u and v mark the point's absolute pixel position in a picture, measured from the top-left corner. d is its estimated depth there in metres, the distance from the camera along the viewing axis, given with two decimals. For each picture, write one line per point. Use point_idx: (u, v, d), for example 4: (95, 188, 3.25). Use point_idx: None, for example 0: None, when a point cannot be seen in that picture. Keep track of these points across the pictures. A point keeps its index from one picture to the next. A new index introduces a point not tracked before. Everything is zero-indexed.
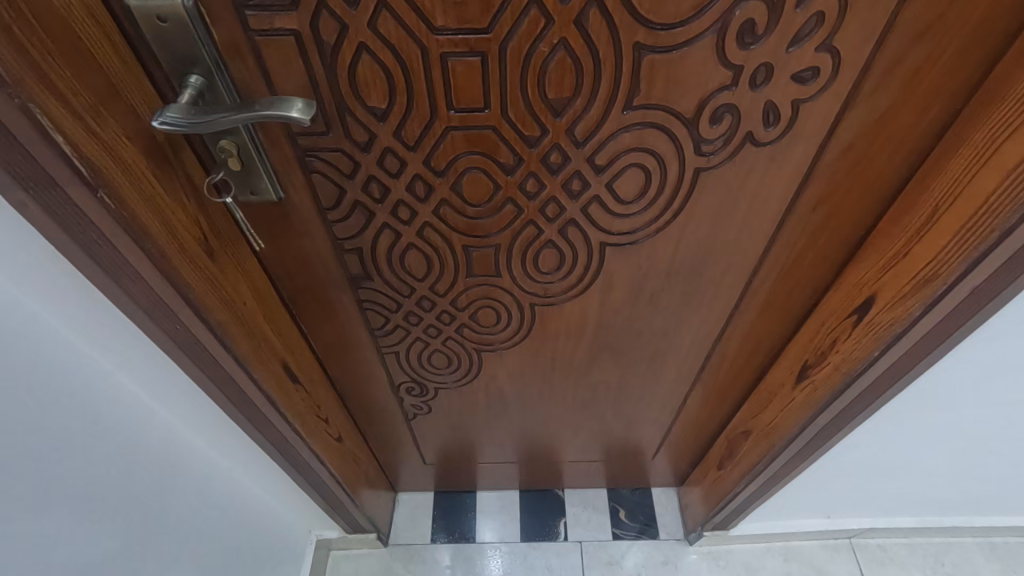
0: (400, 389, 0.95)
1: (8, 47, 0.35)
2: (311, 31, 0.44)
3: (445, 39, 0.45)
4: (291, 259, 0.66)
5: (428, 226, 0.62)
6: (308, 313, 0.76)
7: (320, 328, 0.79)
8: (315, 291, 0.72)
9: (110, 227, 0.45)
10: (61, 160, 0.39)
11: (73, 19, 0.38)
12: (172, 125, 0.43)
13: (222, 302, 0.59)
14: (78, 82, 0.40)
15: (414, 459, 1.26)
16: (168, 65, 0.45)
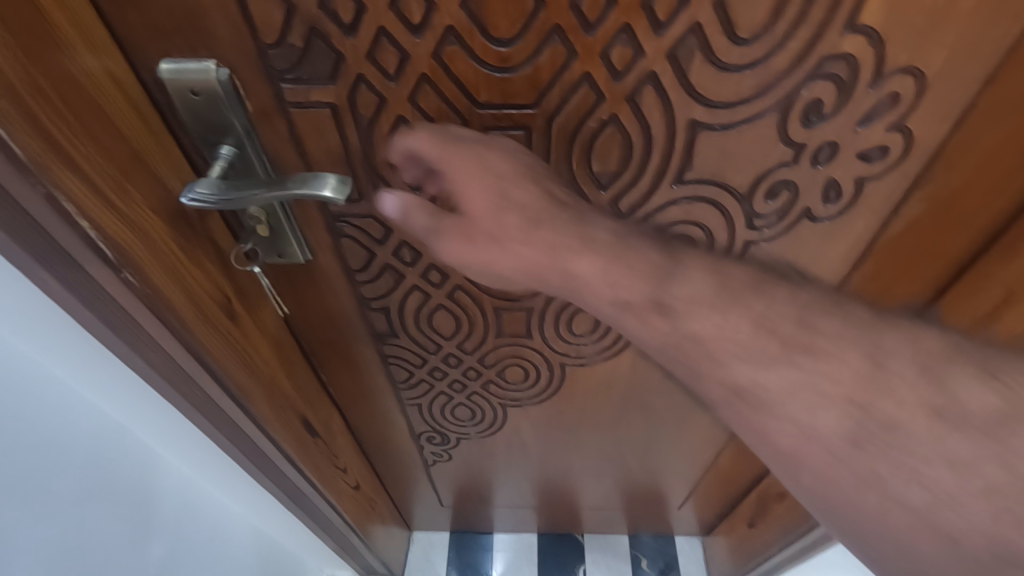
0: (420, 437, 0.92)
1: (32, 134, 0.33)
2: (347, 103, 0.42)
3: (488, 113, 0.42)
4: (316, 319, 0.63)
5: (459, 288, 0.60)
6: (331, 369, 0.73)
7: (343, 382, 0.76)
8: (339, 348, 0.69)
9: (132, 303, 0.43)
10: (84, 244, 0.38)
11: (100, 93, 0.36)
12: (205, 201, 0.41)
13: (244, 366, 0.57)
14: (104, 160, 0.38)
15: (430, 500, 1.23)
16: (199, 136, 0.42)
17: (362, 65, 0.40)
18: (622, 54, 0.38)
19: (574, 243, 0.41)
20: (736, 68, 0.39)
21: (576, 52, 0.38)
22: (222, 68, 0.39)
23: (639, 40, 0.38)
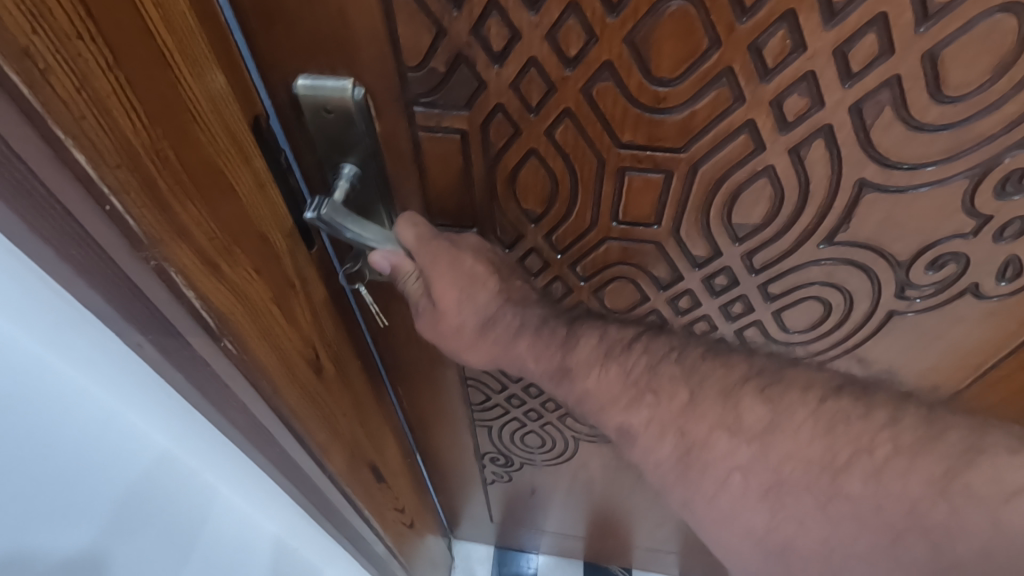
0: (483, 457, 0.90)
1: (149, 204, 0.31)
2: (479, 132, 0.39)
3: (628, 153, 0.39)
4: (403, 338, 0.62)
5: None
6: (409, 387, 0.72)
7: (416, 400, 0.75)
8: (421, 368, 0.67)
9: (225, 365, 0.42)
10: (188, 313, 0.37)
11: (214, 149, 0.33)
12: (332, 226, 0.39)
13: (321, 421, 0.55)
14: (214, 223, 0.35)
15: (480, 516, 1.21)
16: (324, 152, 0.41)
17: (503, 95, 0.37)
18: (797, 103, 0.34)
19: (675, 373, 0.50)
20: (930, 128, 0.34)
21: (744, 97, 0.34)
22: (358, 87, 0.37)
23: (821, 90, 0.33)
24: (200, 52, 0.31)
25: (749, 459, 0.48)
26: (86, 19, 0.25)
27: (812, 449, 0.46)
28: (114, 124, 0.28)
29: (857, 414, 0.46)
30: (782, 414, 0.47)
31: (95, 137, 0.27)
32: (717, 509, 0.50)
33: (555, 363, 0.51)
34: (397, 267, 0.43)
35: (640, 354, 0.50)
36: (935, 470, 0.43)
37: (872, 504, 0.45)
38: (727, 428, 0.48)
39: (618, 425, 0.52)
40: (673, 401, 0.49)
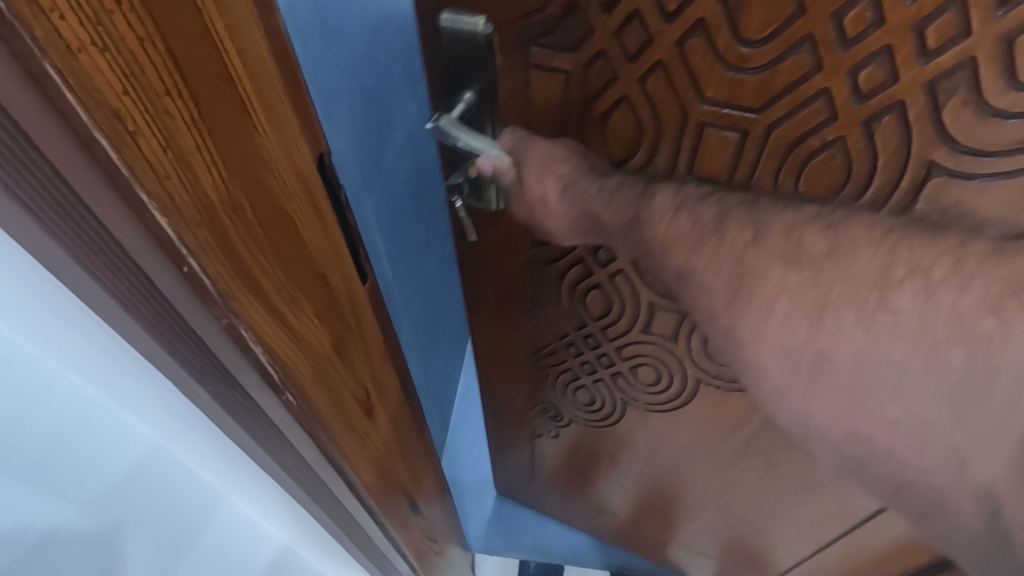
0: (536, 407, 0.97)
1: (221, 256, 0.30)
2: (582, 74, 0.46)
3: (709, 108, 0.43)
4: (485, 271, 0.69)
5: (622, 273, 0.62)
6: (481, 322, 0.79)
7: (484, 337, 0.81)
8: (495, 305, 0.75)
9: (281, 412, 0.40)
10: (250, 363, 0.35)
11: (286, 195, 0.33)
12: (445, 136, 0.49)
13: (367, 459, 0.53)
14: (280, 270, 0.34)
15: (523, 485, 1.25)
16: (452, 78, 0.48)
17: (607, 42, 0.43)
18: (873, 76, 0.37)
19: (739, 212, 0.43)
20: (1005, 113, 0.35)
21: (822, 66, 0.38)
22: (488, 24, 0.44)
23: (897, 66, 0.36)
24: (280, 103, 0.30)
25: (801, 282, 0.40)
26: (175, 78, 0.24)
27: (866, 272, 0.38)
28: (195, 181, 0.27)
29: (927, 238, 0.38)
30: (845, 245, 0.39)
31: (174, 192, 0.26)
32: (770, 344, 0.41)
33: (630, 213, 0.47)
34: (499, 170, 0.50)
35: (713, 204, 0.44)
36: (992, 288, 0.35)
37: (916, 319, 0.37)
38: (785, 257, 0.41)
39: (678, 265, 0.46)
40: (738, 241, 0.43)
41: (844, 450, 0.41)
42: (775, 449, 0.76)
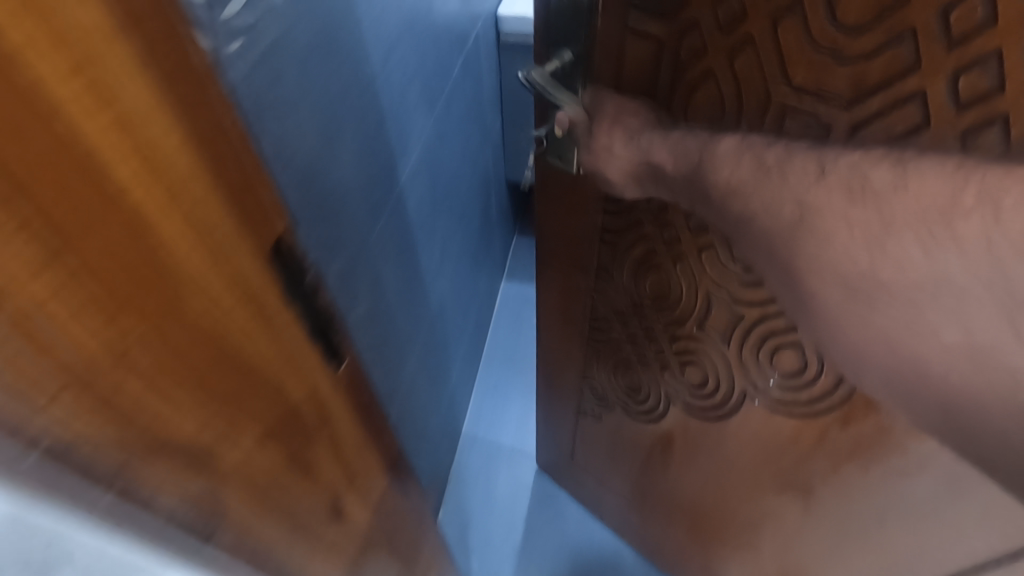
0: (585, 384, 0.98)
1: (107, 412, 0.23)
2: (674, 43, 0.46)
3: (793, 95, 0.42)
4: (560, 230, 0.72)
5: (685, 259, 0.62)
6: (549, 282, 0.82)
7: (550, 297, 0.85)
8: (563, 266, 0.77)
9: (219, 553, 0.34)
10: (165, 522, 0.28)
11: (214, 312, 0.27)
12: (532, 85, 0.53)
13: (340, 557, 0.46)
14: (202, 404, 0.28)
15: (560, 464, 1.26)
16: (553, 34, 0.51)
17: (702, 12, 0.43)
18: (974, 82, 0.34)
19: (807, 147, 0.39)
20: None
21: (921, 63, 0.35)
22: None
23: (1005, 74, 0.33)
24: (202, 201, 0.24)
25: (860, 212, 0.34)
26: (18, 213, 0.18)
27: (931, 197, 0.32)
28: (61, 332, 0.21)
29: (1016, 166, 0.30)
30: (914, 173, 0.33)
31: (31, 355, 0.20)
32: (826, 273, 0.37)
33: (691, 161, 0.45)
34: (571, 122, 0.54)
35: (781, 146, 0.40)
36: None
37: (982, 245, 0.30)
38: (849, 192, 0.35)
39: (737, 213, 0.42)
40: (801, 177, 0.38)
41: (892, 371, 0.37)
42: (823, 492, 0.70)
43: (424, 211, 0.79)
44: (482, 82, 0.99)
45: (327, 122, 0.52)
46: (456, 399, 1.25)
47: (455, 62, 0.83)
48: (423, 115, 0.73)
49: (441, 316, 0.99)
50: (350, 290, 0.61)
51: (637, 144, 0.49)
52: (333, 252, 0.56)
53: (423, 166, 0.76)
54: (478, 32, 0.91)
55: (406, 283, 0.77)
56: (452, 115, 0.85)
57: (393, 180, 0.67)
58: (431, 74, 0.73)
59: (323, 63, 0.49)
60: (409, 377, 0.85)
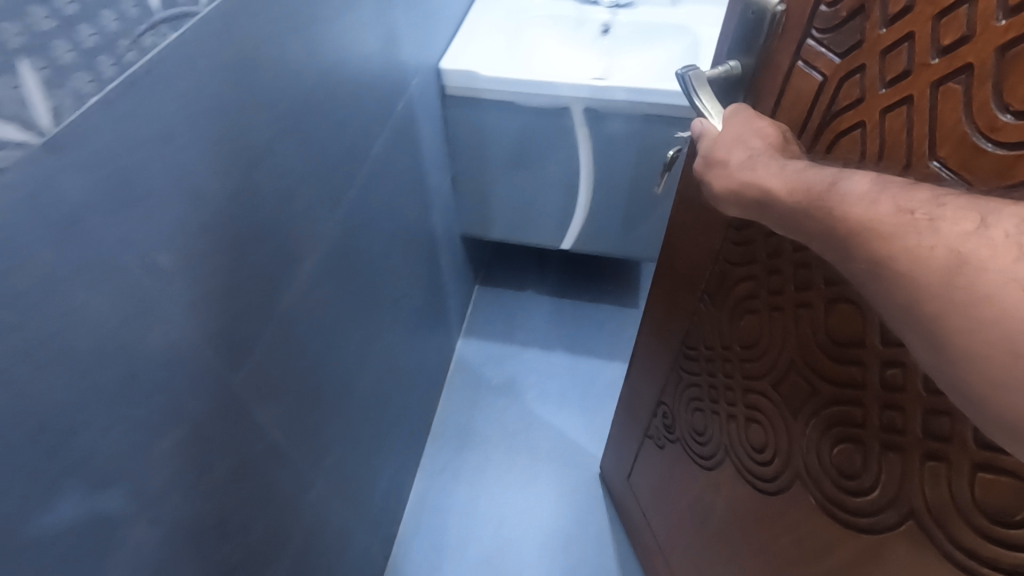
0: (659, 407, 0.97)
1: None
2: (836, 83, 0.44)
3: (933, 170, 0.38)
4: (685, 242, 0.73)
5: (782, 311, 0.59)
6: (659, 290, 0.84)
7: (657, 308, 0.86)
8: (675, 278, 0.78)
9: None
10: None
11: None
12: (686, 84, 0.52)
13: None
14: None
15: (615, 472, 1.25)
16: (733, 45, 0.52)
17: (872, 59, 0.41)
18: None
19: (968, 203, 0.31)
20: None
21: None
22: (779, 6, 0.47)
23: None
24: None
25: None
26: None
27: None
28: None
29: None
30: None
31: None
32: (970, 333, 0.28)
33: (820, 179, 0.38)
34: (704, 134, 0.50)
35: (926, 187, 0.34)
36: None
37: None
38: (1015, 250, 0.27)
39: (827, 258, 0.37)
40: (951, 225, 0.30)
41: None
42: None
43: (325, 317, 0.71)
44: (419, 146, 0.98)
45: (138, 285, 0.42)
46: (394, 487, 1.17)
47: (370, 142, 0.76)
48: (307, 229, 0.64)
49: (378, 386, 0.94)
50: (193, 463, 0.51)
51: (753, 165, 0.43)
52: (157, 428, 0.46)
53: (316, 274, 0.68)
54: (401, 103, 0.86)
55: (295, 419, 0.68)
56: (369, 198, 0.79)
57: (261, 317, 0.58)
58: (315, 181, 0.64)
59: (117, 212, 0.39)
60: (308, 506, 0.77)
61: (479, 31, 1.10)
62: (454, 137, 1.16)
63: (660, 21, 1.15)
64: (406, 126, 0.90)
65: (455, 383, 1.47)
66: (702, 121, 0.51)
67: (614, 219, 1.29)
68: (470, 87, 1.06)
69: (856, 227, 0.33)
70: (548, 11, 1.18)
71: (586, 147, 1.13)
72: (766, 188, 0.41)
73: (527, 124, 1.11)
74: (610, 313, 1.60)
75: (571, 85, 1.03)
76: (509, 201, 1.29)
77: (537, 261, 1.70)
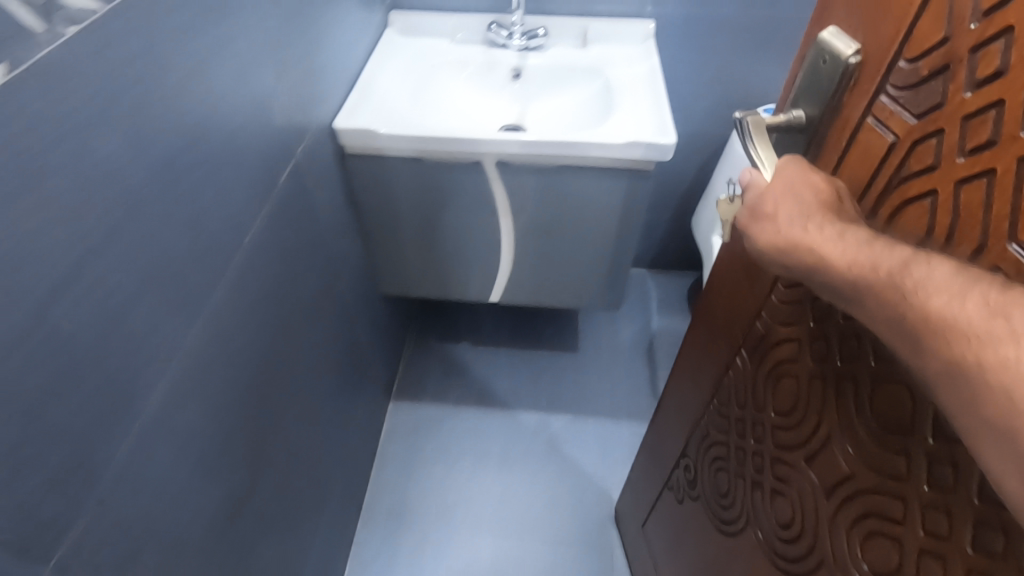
0: (682, 459, 0.93)
1: None
2: (909, 146, 0.40)
3: (1012, 255, 0.34)
4: (728, 291, 0.70)
5: (822, 381, 0.55)
6: (697, 335, 0.80)
7: (692, 353, 0.82)
8: (713, 327, 0.75)
9: None
10: None
11: None
12: (742, 130, 0.49)
13: None
14: None
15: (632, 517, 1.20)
16: (798, 93, 0.49)
17: (951, 123, 0.37)
18: None
19: None
20: None
21: None
22: (855, 56, 0.43)
23: None
24: None
25: None
26: None
27: None
28: None
29: None
30: None
31: None
32: None
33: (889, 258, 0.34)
34: (752, 185, 0.46)
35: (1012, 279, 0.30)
36: None
37: None
38: None
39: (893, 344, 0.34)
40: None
41: None
42: None
43: (224, 392, 0.70)
44: (316, 218, 0.94)
45: None
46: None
47: (248, 222, 0.72)
48: (154, 355, 0.56)
49: (294, 457, 0.93)
50: None
51: (806, 225, 0.40)
52: None
53: (199, 373, 0.64)
54: (283, 180, 0.81)
55: (180, 537, 0.64)
56: (255, 277, 0.75)
57: (83, 475, 0.49)
58: (154, 296, 0.55)
59: None
60: None
61: (380, 77, 1.14)
62: (362, 207, 1.15)
63: (572, 65, 1.25)
64: (298, 195, 0.86)
65: (385, 460, 1.45)
66: (750, 171, 0.47)
67: (576, 280, 1.26)
68: (370, 146, 1.02)
69: (925, 318, 0.31)
70: (455, 58, 1.25)
71: (506, 204, 1.12)
72: (821, 253, 0.38)
73: (447, 184, 1.10)
74: (551, 365, 1.64)
75: (493, 140, 1.01)
76: (444, 272, 1.27)
77: (471, 323, 1.75)
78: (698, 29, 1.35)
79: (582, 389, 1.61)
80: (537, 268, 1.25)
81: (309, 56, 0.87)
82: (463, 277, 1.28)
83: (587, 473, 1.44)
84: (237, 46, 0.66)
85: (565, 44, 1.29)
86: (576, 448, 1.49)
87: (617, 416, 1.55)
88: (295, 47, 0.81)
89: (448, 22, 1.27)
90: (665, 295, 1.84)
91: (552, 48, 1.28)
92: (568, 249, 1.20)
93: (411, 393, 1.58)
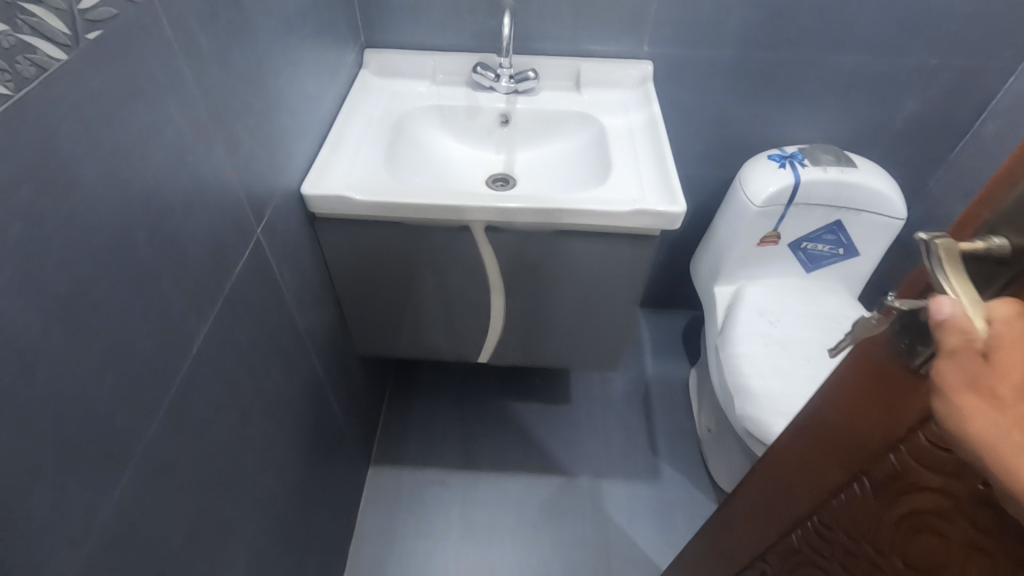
0: (754, 560, 0.82)
1: None
2: None
3: None
4: (839, 404, 0.58)
5: (983, 559, 0.44)
6: (794, 439, 0.67)
7: (788, 456, 0.70)
8: (817, 437, 0.63)
9: None
10: None
11: None
12: (929, 255, 0.41)
13: None
14: None
15: None
16: (1002, 216, 0.40)
17: None
18: None
19: None
20: None
21: None
22: None
23: None
24: None
25: None
26: None
27: None
28: None
29: None
30: None
31: None
32: None
33: None
34: (952, 324, 0.38)
35: None
36: None
37: None
38: None
39: None
40: None
41: None
42: None
43: (169, 514, 0.67)
44: (279, 295, 0.93)
45: None
46: None
47: (192, 332, 0.68)
48: (57, 548, 0.50)
49: (254, 540, 0.91)
50: None
51: None
52: None
53: (139, 499, 0.61)
54: (257, 230, 0.84)
55: None
56: (202, 380, 0.72)
57: None
58: (52, 477, 0.49)
59: None
60: None
61: (355, 128, 1.15)
62: (332, 261, 1.15)
63: (562, 112, 1.24)
64: (261, 267, 0.86)
65: (365, 529, 1.50)
66: (947, 299, 0.39)
67: (564, 322, 1.28)
68: (338, 210, 1.02)
69: None
70: (436, 103, 1.25)
71: (491, 257, 1.13)
72: None
73: (430, 240, 1.10)
74: (543, 413, 1.73)
75: (476, 206, 1.02)
76: (401, 330, 1.31)
77: (436, 376, 1.81)
78: (692, 69, 1.30)
79: (555, 450, 1.65)
80: (526, 322, 1.29)
81: (265, 123, 0.84)
82: (455, 320, 1.29)
83: (546, 541, 1.48)
84: (170, 130, 0.61)
85: (556, 85, 1.29)
86: (568, 521, 1.52)
87: (614, 473, 1.61)
88: (241, 120, 0.77)
89: (428, 62, 1.29)
90: (658, 339, 1.91)
91: (542, 90, 1.28)
92: (566, 305, 1.23)
93: (392, 455, 1.63)
